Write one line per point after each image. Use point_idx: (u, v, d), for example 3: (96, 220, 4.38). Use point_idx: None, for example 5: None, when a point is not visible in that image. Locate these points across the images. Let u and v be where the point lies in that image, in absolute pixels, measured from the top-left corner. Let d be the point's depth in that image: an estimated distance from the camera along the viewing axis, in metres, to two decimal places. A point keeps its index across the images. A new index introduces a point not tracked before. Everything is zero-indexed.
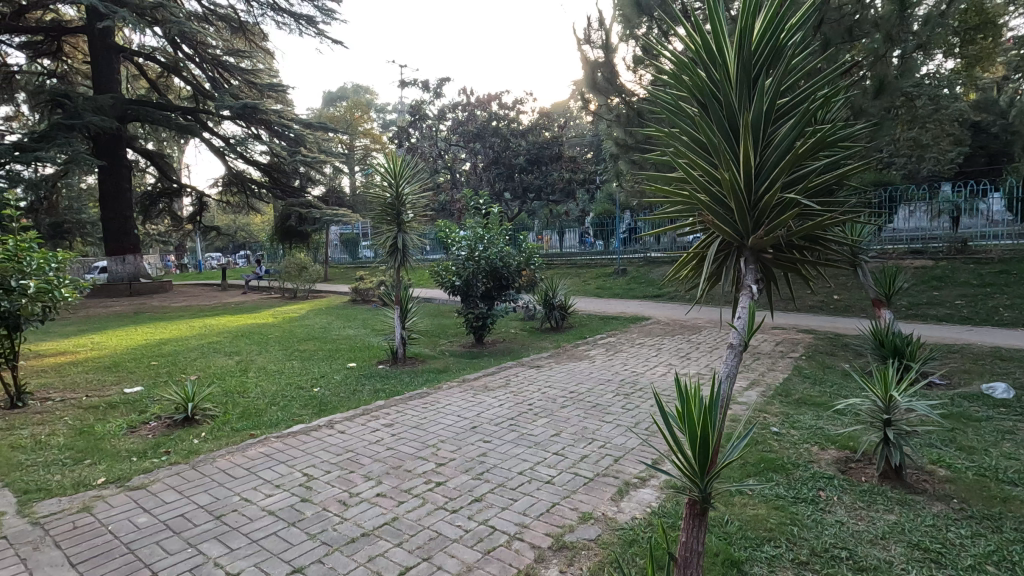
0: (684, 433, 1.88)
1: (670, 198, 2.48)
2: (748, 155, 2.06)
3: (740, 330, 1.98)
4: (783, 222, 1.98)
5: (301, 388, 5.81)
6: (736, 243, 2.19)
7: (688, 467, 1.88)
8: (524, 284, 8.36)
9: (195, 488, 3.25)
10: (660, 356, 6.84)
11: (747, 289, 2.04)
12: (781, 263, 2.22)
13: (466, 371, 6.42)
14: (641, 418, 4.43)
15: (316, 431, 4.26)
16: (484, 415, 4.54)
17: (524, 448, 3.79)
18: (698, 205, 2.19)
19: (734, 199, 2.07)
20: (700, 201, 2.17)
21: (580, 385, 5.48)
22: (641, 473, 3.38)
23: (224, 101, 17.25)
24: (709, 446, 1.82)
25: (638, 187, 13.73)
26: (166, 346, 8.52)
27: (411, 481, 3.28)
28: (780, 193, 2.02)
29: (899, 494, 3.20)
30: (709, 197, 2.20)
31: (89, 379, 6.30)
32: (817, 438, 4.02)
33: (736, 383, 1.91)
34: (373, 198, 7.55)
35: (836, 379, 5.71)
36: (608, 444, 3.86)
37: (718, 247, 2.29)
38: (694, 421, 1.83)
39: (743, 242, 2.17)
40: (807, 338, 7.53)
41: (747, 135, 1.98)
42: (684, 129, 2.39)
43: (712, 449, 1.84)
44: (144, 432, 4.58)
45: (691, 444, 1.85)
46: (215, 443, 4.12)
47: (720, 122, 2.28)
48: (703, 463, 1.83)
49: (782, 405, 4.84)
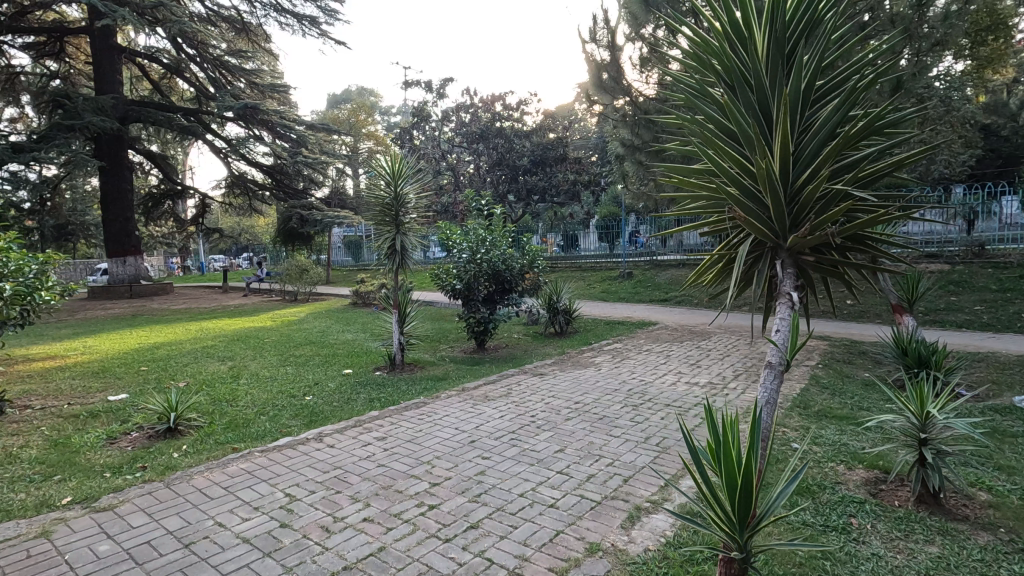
0: (721, 478, 1.85)
1: (695, 193, 2.20)
2: (785, 143, 1.79)
3: (782, 348, 1.81)
4: (829, 219, 1.71)
5: (292, 397, 5.53)
6: (770, 243, 1.93)
7: (728, 513, 1.87)
8: (527, 287, 8.09)
9: (167, 511, 2.98)
10: (669, 363, 6.54)
11: (786, 298, 1.84)
12: (821, 267, 1.95)
13: (466, 378, 6.14)
14: (651, 432, 4.13)
15: (303, 445, 3.98)
16: (484, 428, 4.25)
17: (525, 466, 3.51)
18: (727, 199, 1.92)
19: (770, 190, 1.80)
20: (729, 194, 1.90)
21: (585, 394, 5.19)
22: (653, 496, 3.09)
23: (225, 101, 17.06)
24: (748, 499, 1.79)
25: (644, 189, 13.44)
26: (159, 350, 8.27)
27: (401, 504, 3.01)
28: (825, 184, 1.75)
29: (939, 523, 2.90)
30: (739, 190, 1.93)
31: (74, 386, 6.04)
32: (842, 456, 3.73)
33: (778, 413, 1.77)
34: (371, 198, 7.28)
35: (856, 390, 5.41)
36: (616, 462, 3.58)
37: (749, 248, 2.02)
38: (730, 472, 1.80)
39: (779, 242, 1.91)
40: (822, 346, 7.21)
41: (787, 117, 1.71)
42: (710, 114, 2.12)
43: (750, 501, 1.80)
44: (124, 444, 4.33)
45: (729, 493, 1.83)
46: (195, 458, 3.86)
47: (749, 105, 2.02)
48: (741, 513, 1.81)
49: (802, 418, 4.54)
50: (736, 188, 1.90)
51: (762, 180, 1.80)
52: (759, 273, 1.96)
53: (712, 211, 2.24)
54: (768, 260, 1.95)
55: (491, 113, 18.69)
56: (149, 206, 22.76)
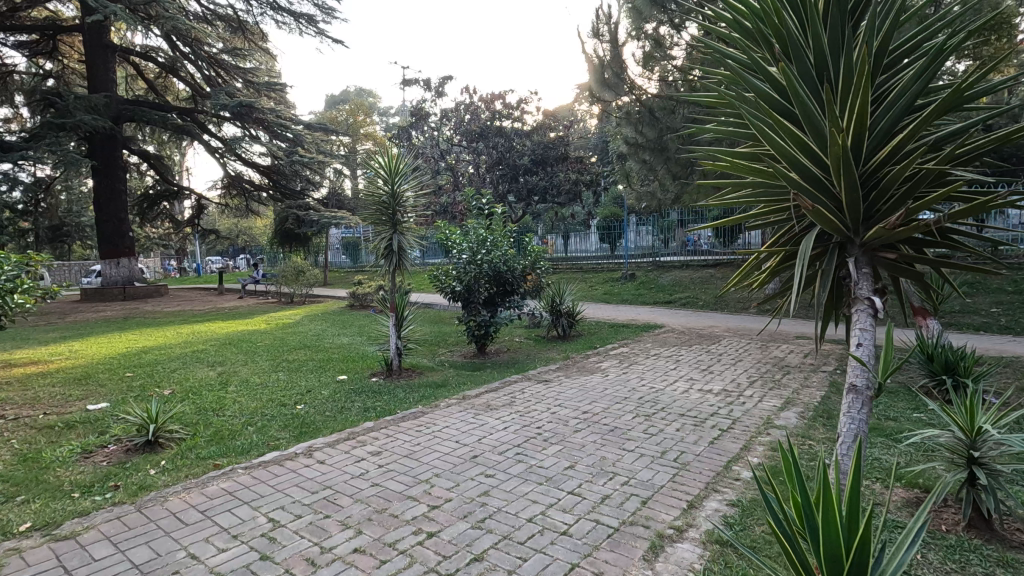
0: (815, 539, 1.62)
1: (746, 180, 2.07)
2: (861, 117, 1.67)
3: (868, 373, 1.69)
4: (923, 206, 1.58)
5: (282, 406, 5.22)
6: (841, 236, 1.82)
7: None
8: (529, 289, 7.81)
9: (134, 540, 2.68)
10: (679, 369, 6.24)
11: (866, 300, 1.75)
12: (896, 268, 1.83)
13: (466, 386, 5.83)
14: (667, 446, 3.83)
15: (291, 461, 3.67)
16: (486, 441, 3.96)
17: (533, 485, 3.20)
18: (791, 183, 1.79)
19: (843, 172, 1.67)
20: (792, 179, 1.77)
21: (593, 403, 4.89)
22: (676, 521, 2.80)
23: (219, 99, 16.70)
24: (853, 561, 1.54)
25: (648, 188, 13.15)
26: (147, 355, 7.94)
27: (397, 532, 2.70)
28: (915, 165, 1.63)
29: (997, 552, 2.60)
30: (805, 176, 1.79)
31: (53, 394, 5.72)
32: (877, 473, 3.44)
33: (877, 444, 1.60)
34: (367, 196, 6.93)
35: (880, 398, 5.11)
36: (632, 480, 3.28)
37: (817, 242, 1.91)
38: (830, 529, 1.57)
39: (850, 234, 1.79)
40: (837, 351, 6.94)
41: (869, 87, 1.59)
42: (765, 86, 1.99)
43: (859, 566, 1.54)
44: (99, 459, 4.03)
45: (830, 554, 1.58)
46: (172, 475, 3.55)
47: (807, 77, 1.91)
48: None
49: (826, 428, 4.24)
50: (802, 171, 1.77)
51: (836, 159, 1.66)
52: (826, 273, 1.83)
53: (761, 202, 2.12)
54: (835, 257, 1.83)
55: (490, 112, 18.41)
56: (144, 207, 22.41)
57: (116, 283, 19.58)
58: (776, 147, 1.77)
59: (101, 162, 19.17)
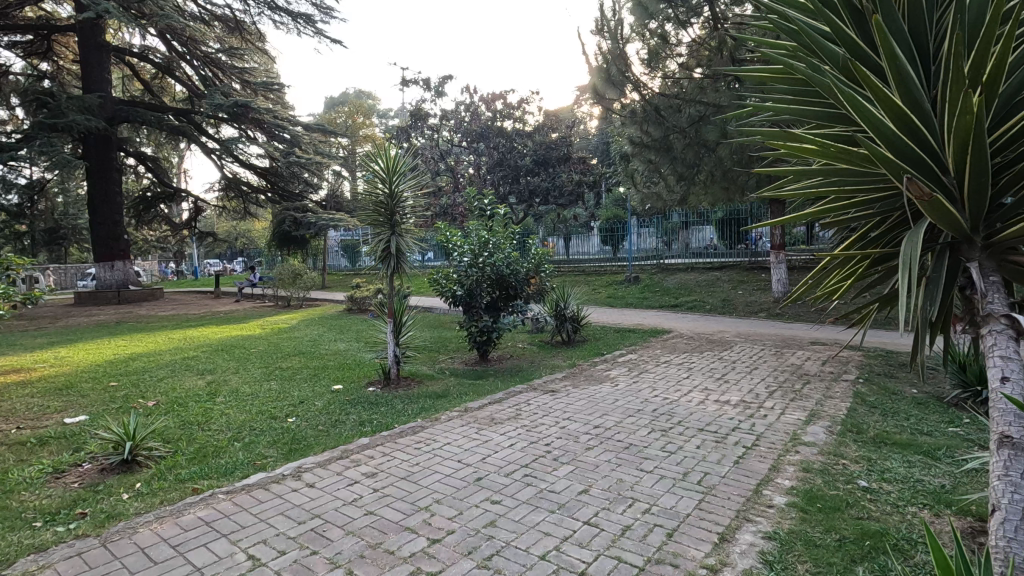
0: None
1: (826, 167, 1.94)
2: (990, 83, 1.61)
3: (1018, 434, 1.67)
4: None
5: (272, 419, 4.88)
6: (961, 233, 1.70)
7: None
8: (533, 293, 7.49)
9: None
10: (693, 378, 5.92)
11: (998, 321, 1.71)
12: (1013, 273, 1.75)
13: (468, 396, 5.51)
14: (689, 466, 3.51)
15: (277, 485, 3.34)
16: (490, 461, 3.63)
17: (545, 513, 2.89)
18: (899, 164, 1.70)
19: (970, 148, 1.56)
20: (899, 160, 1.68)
21: (604, 416, 4.57)
22: (708, 559, 2.47)
23: (215, 99, 16.39)
24: None
25: (652, 189, 12.85)
26: (135, 363, 7.61)
27: (393, 573, 2.37)
28: None
29: None
30: (914, 156, 1.69)
31: (30, 406, 5.39)
32: (922, 498, 3.12)
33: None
34: (363, 196, 6.63)
35: (910, 410, 4.80)
36: (654, 508, 2.97)
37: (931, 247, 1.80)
38: None
39: (970, 235, 1.69)
40: (858, 359, 6.62)
41: (1008, 44, 1.51)
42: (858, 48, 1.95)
43: None
44: (70, 479, 3.71)
45: None
46: (145, 502, 3.22)
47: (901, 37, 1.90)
48: None
49: (859, 446, 3.93)
50: (909, 146, 1.68)
51: (962, 132, 1.55)
52: (937, 282, 1.76)
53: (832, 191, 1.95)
54: (947, 259, 1.77)
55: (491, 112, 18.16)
56: (140, 209, 22.07)
57: (111, 286, 19.25)
58: (884, 121, 1.68)
59: (96, 164, 18.86)
